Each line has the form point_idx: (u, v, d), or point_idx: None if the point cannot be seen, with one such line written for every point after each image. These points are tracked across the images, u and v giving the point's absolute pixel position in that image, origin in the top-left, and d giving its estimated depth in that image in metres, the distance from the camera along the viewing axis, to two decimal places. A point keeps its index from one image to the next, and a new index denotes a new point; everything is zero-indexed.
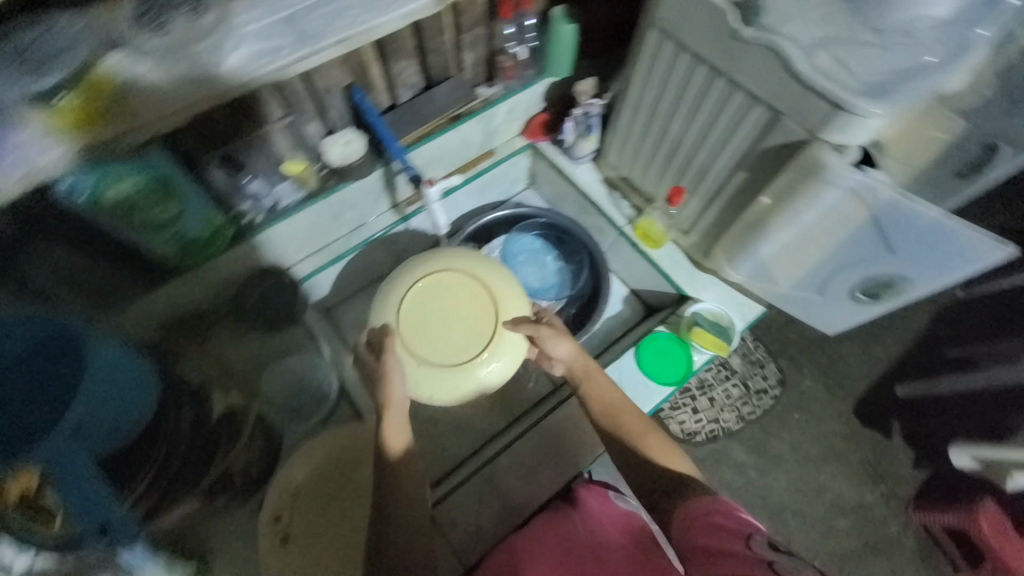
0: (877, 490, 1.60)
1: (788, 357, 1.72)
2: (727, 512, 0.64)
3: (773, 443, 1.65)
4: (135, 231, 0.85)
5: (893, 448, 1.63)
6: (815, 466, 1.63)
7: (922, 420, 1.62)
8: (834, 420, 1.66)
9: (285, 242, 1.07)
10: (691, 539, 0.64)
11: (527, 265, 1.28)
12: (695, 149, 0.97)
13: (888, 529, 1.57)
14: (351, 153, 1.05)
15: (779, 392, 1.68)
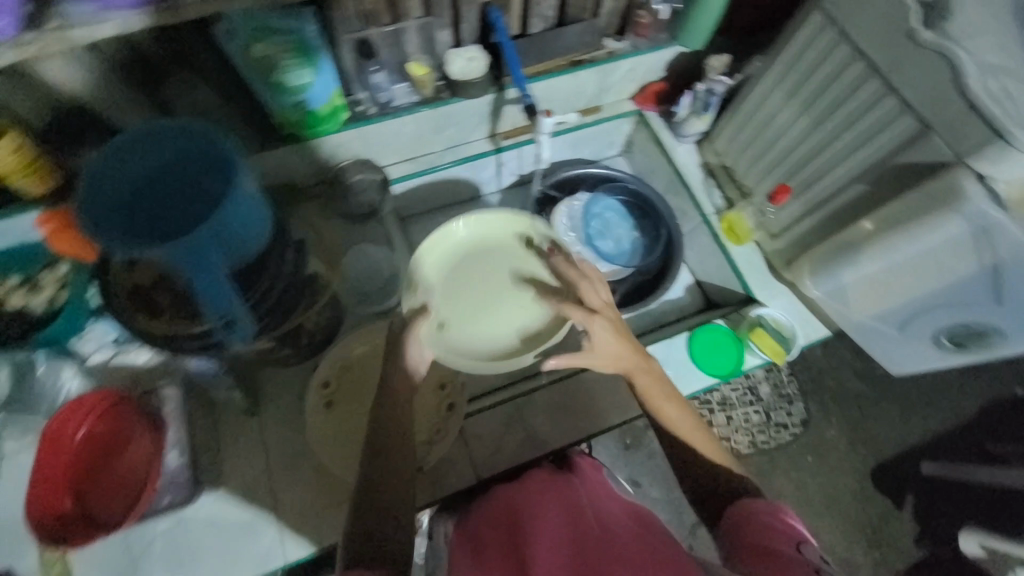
0: (870, 553, 1.56)
1: (819, 401, 1.68)
2: (778, 515, 0.65)
3: (778, 477, 1.62)
4: (268, 87, 0.89)
5: (900, 519, 1.59)
6: (814, 512, 1.59)
7: (937, 501, 1.59)
8: (847, 474, 1.63)
9: (386, 141, 1.11)
10: (737, 533, 0.66)
11: (602, 227, 1.24)
12: (818, 150, 0.94)
13: None
14: (471, 71, 1.05)
15: (798, 431, 1.65)
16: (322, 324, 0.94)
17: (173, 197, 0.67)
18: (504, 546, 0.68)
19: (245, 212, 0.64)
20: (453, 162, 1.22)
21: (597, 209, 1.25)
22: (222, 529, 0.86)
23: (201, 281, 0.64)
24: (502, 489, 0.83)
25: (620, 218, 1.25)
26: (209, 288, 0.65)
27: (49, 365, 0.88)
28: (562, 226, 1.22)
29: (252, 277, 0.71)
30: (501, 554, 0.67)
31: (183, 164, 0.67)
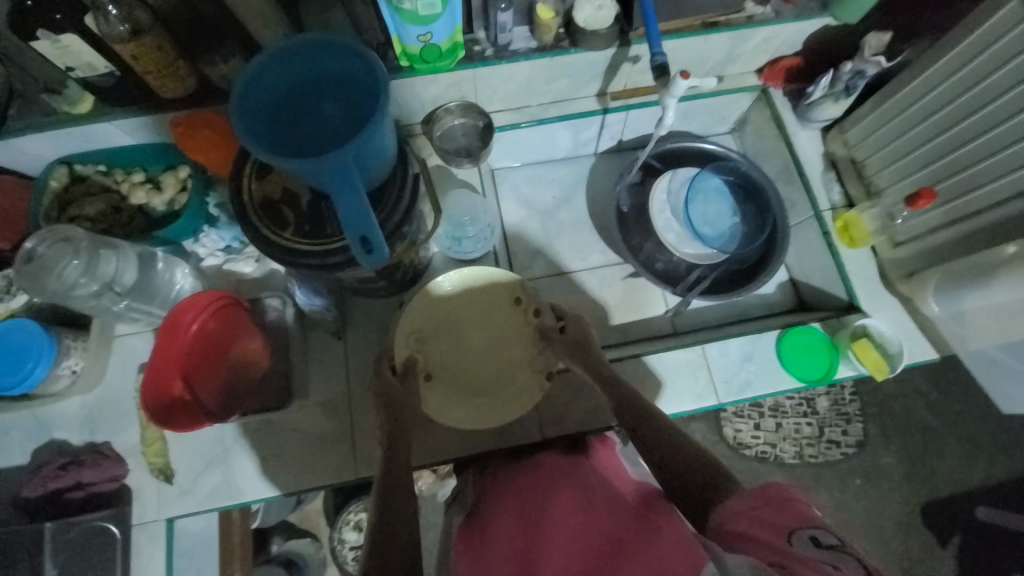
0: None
1: (880, 425, 1.59)
2: (770, 498, 0.57)
3: (822, 492, 1.56)
4: (396, 18, 0.86)
5: (942, 558, 1.53)
6: (852, 534, 1.54)
7: (983, 545, 1.53)
8: (895, 504, 1.55)
9: (494, 86, 1.08)
10: (728, 526, 0.60)
11: (702, 208, 1.17)
12: (977, 157, 0.86)
13: None
14: (599, 20, 0.99)
15: (851, 452, 1.57)
16: (418, 262, 0.96)
17: (298, 114, 0.70)
18: (507, 542, 0.67)
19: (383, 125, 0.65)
20: (557, 117, 1.17)
21: (697, 187, 1.18)
22: (299, 439, 0.92)
23: (344, 199, 0.61)
24: (513, 467, 0.83)
25: (722, 199, 1.17)
26: (350, 207, 0.62)
27: (167, 261, 0.94)
28: (659, 203, 1.17)
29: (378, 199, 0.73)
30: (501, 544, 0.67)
31: (316, 85, 0.71)
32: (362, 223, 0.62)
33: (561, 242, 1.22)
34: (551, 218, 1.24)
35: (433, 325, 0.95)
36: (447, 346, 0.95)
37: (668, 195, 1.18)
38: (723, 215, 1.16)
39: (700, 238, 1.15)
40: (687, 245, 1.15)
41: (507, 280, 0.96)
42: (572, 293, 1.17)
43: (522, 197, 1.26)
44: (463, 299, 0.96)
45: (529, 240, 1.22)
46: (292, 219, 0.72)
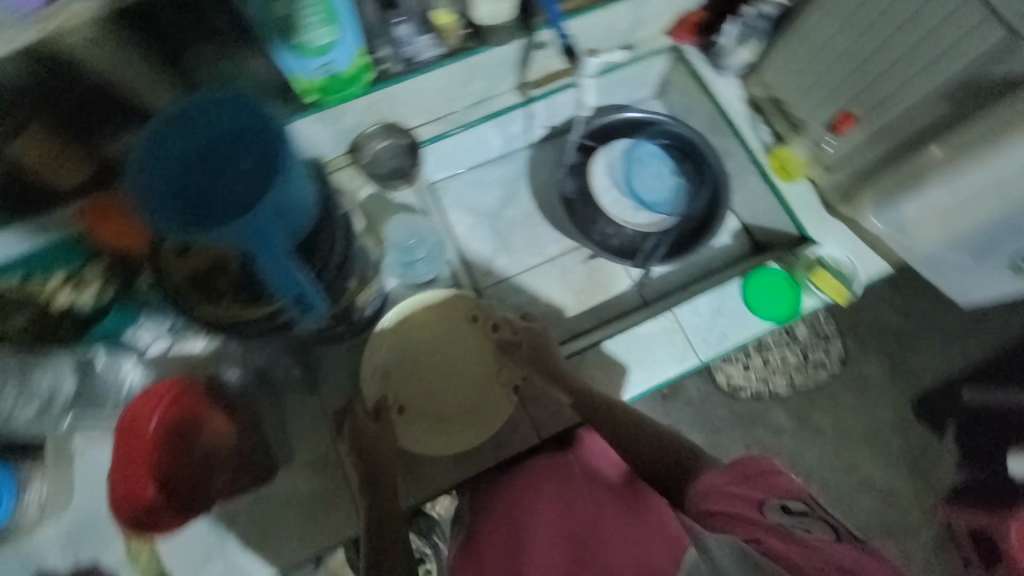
0: (910, 479, 1.59)
1: (858, 338, 1.65)
2: (742, 472, 0.64)
3: (818, 414, 1.63)
4: (290, 52, 0.83)
5: (941, 447, 1.60)
6: (854, 446, 1.62)
7: (978, 430, 1.58)
8: (887, 407, 1.62)
9: (411, 101, 1.05)
10: (706, 504, 0.65)
11: (644, 174, 1.19)
12: (883, 70, 0.87)
13: (910, 518, 1.58)
14: (500, 15, 0.96)
15: (838, 370, 1.64)
16: (375, 297, 0.93)
17: (212, 177, 0.62)
18: (501, 544, 0.72)
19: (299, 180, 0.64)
20: (482, 118, 1.15)
21: (633, 156, 1.20)
22: (300, 503, 0.90)
23: (270, 263, 0.63)
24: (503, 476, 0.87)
25: (659, 160, 1.21)
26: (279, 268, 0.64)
27: (108, 359, 0.90)
28: (603, 182, 1.19)
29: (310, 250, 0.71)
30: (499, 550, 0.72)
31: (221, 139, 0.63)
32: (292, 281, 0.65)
33: (516, 239, 1.21)
34: (501, 218, 1.23)
35: (398, 363, 0.97)
36: (414, 380, 0.97)
37: (608, 170, 1.19)
38: (665, 176, 1.20)
39: (650, 203, 1.18)
40: (640, 214, 1.17)
41: (457, 303, 1.00)
42: (538, 287, 1.18)
43: (468, 203, 1.25)
44: (418, 326, 0.98)
45: (484, 244, 1.21)
46: (224, 290, 0.70)
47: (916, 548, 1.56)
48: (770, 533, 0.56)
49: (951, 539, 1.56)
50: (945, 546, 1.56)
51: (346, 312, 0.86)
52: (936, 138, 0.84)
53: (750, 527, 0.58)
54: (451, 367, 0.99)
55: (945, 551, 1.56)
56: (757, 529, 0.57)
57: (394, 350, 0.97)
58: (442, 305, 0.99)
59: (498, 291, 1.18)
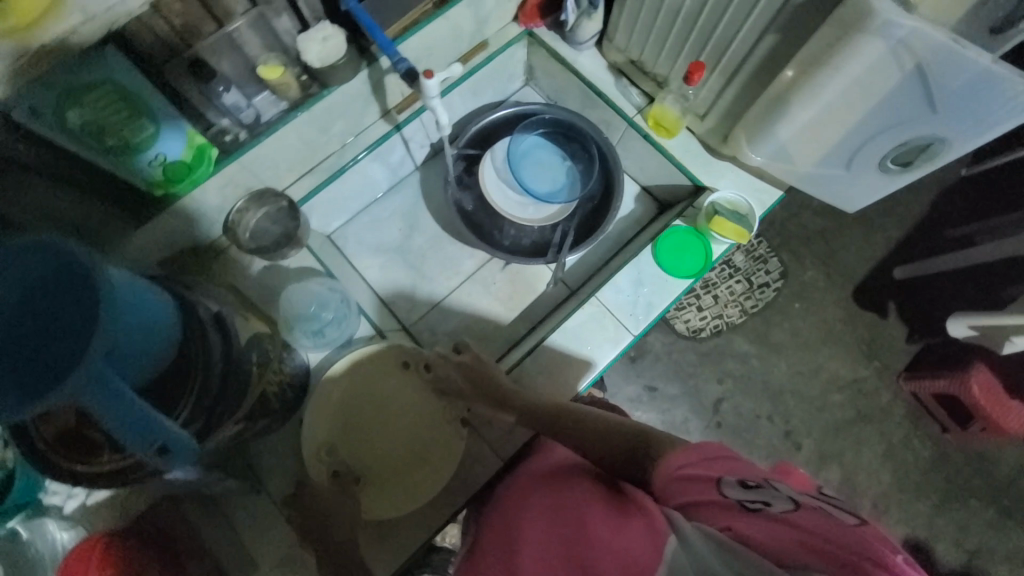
0: (871, 364, 1.69)
1: (791, 250, 1.72)
2: (699, 454, 0.61)
3: (775, 331, 1.70)
4: (110, 157, 0.76)
5: (889, 326, 1.70)
6: (815, 350, 1.69)
7: (915, 298, 1.71)
8: (833, 306, 1.71)
9: (272, 163, 0.99)
10: (669, 492, 0.61)
11: (536, 167, 1.17)
12: (717, 14, 0.86)
13: (880, 399, 1.68)
14: (330, 54, 0.91)
15: (780, 285, 1.71)
16: (290, 377, 0.87)
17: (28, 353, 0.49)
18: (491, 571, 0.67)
19: (143, 311, 0.57)
20: (356, 157, 1.11)
21: (520, 150, 1.17)
22: None
23: (125, 418, 0.53)
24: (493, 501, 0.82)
25: (546, 148, 1.19)
26: (138, 422, 0.55)
27: (30, 527, 0.82)
28: (493, 184, 1.15)
29: (184, 372, 0.65)
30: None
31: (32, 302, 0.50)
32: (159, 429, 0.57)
33: (431, 264, 1.18)
34: (409, 249, 1.20)
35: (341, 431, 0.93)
36: (362, 442, 0.94)
37: (500, 170, 1.16)
38: (556, 162, 1.18)
39: (551, 193, 1.16)
40: (544, 206, 1.15)
41: (388, 354, 0.96)
42: (468, 305, 1.16)
43: (373, 243, 1.20)
44: (354, 386, 0.94)
45: (400, 280, 1.17)
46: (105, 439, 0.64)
47: (892, 424, 1.66)
48: (738, 517, 0.52)
49: (919, 406, 1.67)
50: (918, 414, 1.67)
51: (260, 408, 0.80)
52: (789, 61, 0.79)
53: (718, 511, 0.54)
54: (397, 418, 0.95)
55: (917, 418, 1.67)
56: (725, 513, 0.53)
57: (333, 417, 0.92)
58: (374, 357, 0.96)
59: (429, 322, 1.15)
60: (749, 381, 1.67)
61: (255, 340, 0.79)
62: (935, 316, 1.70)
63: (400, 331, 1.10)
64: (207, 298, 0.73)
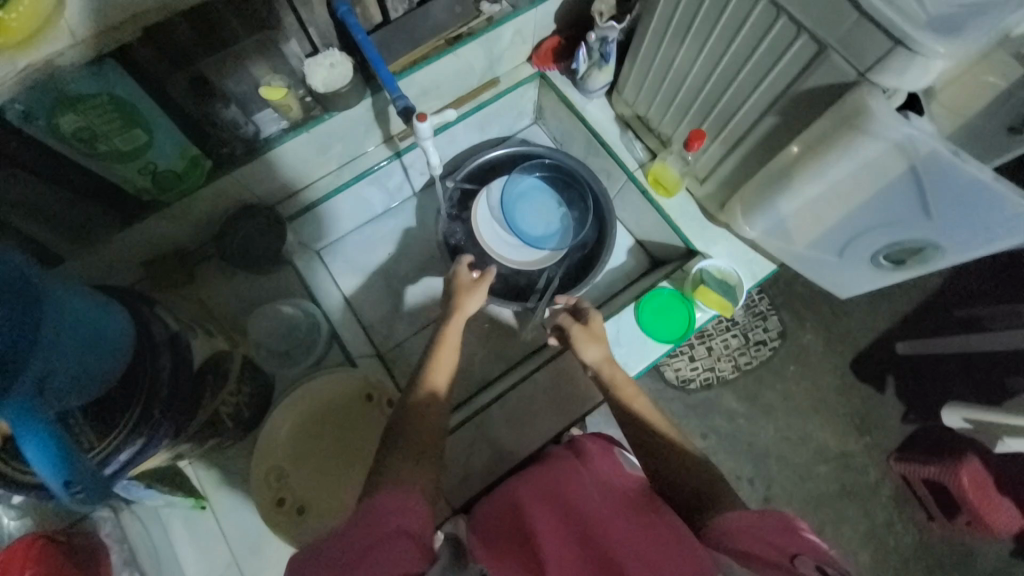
0: (861, 440, 1.63)
1: (791, 311, 1.69)
2: (770, 520, 0.59)
3: (765, 392, 1.66)
4: (101, 162, 0.78)
5: (885, 402, 1.65)
6: (804, 416, 1.65)
7: (915, 376, 1.65)
8: (829, 373, 1.66)
9: (268, 179, 1.00)
10: (729, 544, 0.59)
11: (531, 208, 1.17)
12: (720, 87, 0.85)
13: (868, 477, 1.62)
14: (336, 79, 0.93)
15: (778, 344, 1.67)
16: (246, 400, 0.86)
17: None
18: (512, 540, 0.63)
19: (87, 332, 0.58)
20: (353, 178, 1.11)
21: (517, 189, 1.17)
22: None
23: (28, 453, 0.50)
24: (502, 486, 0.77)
25: (544, 191, 1.19)
26: (40, 456, 0.50)
27: None
28: (484, 220, 1.15)
29: (128, 392, 0.64)
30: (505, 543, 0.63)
31: None
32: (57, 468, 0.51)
33: (414, 293, 1.19)
34: (393, 273, 1.20)
35: (294, 454, 0.92)
36: (313, 470, 0.92)
37: (495, 206, 1.16)
38: (552, 206, 1.18)
39: (540, 237, 1.15)
40: (529, 249, 1.15)
41: (352, 382, 0.95)
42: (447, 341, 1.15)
43: (363, 263, 1.21)
44: (310, 411, 0.93)
45: (382, 304, 1.18)
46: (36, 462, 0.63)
47: (877, 504, 1.60)
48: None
49: (907, 490, 1.61)
50: (904, 497, 1.61)
51: (210, 429, 0.79)
52: (791, 140, 0.78)
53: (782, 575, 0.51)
54: (352, 447, 0.94)
55: (905, 501, 1.60)
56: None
57: (286, 440, 0.91)
58: (336, 383, 0.94)
59: (405, 351, 1.14)
60: (733, 440, 1.63)
61: (213, 361, 0.78)
62: (935, 399, 1.63)
63: (374, 356, 1.06)
64: (170, 315, 0.73)
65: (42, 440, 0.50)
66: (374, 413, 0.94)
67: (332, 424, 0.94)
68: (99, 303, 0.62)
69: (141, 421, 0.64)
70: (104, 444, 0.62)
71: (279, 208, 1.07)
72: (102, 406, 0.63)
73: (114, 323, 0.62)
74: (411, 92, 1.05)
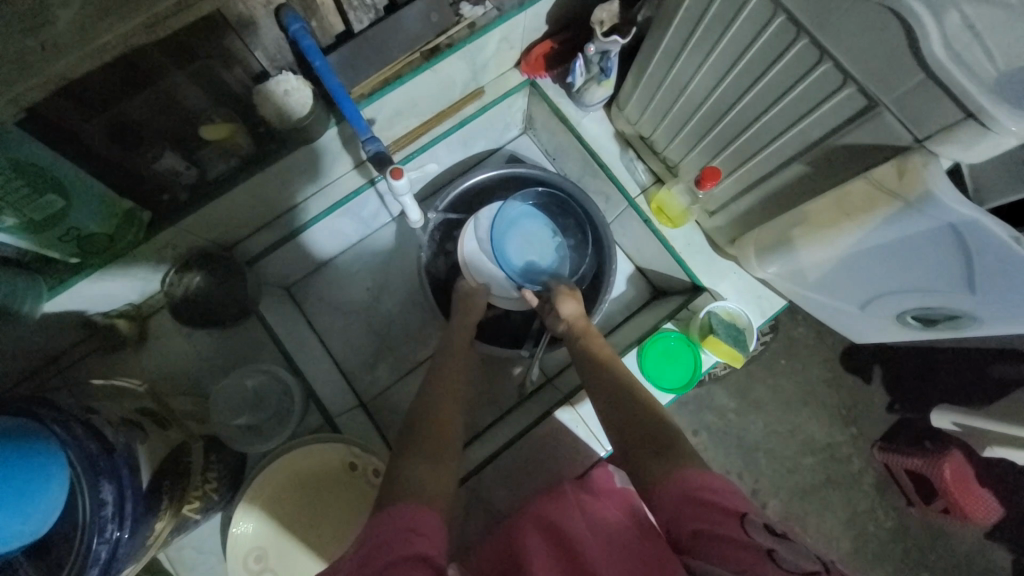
0: (847, 431, 1.59)
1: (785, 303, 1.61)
2: (717, 488, 0.59)
3: (756, 388, 1.60)
4: (11, 234, 0.64)
5: (871, 393, 1.59)
6: (793, 410, 1.59)
7: (903, 367, 1.58)
8: (819, 365, 1.60)
9: (222, 224, 0.87)
10: (675, 518, 0.59)
11: (522, 241, 1.05)
12: (742, 127, 0.74)
13: (851, 466, 1.58)
14: (292, 108, 0.78)
15: (769, 338, 1.59)
16: (214, 486, 0.79)
17: None
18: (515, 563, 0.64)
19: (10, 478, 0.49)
20: (322, 213, 0.99)
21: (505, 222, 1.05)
22: None
23: None
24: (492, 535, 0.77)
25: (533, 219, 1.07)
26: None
27: None
28: (472, 254, 1.02)
29: (69, 532, 0.55)
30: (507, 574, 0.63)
31: None
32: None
33: (398, 328, 1.12)
34: (374, 312, 1.12)
35: (273, 529, 0.85)
36: (296, 543, 0.85)
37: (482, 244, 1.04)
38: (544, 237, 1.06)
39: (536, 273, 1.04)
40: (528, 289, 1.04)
41: (332, 451, 0.87)
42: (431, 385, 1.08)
43: (336, 297, 1.11)
44: (290, 483, 0.85)
45: (364, 342, 1.10)
46: None
47: (860, 493, 1.57)
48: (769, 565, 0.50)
49: (890, 477, 1.58)
50: (886, 485, 1.58)
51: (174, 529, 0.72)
52: (822, 192, 0.70)
53: (742, 553, 0.51)
54: (338, 520, 0.87)
55: (887, 489, 1.57)
56: (750, 557, 0.51)
57: (263, 518, 0.84)
58: (317, 453, 0.86)
59: (385, 394, 1.08)
60: (721, 436, 1.57)
61: (170, 459, 0.69)
62: (929, 395, 1.55)
63: (360, 408, 0.98)
64: (111, 424, 0.62)
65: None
66: (360, 485, 0.87)
67: (315, 494, 0.87)
68: (17, 441, 0.50)
69: (85, 568, 0.55)
70: None
71: (238, 250, 0.94)
72: (46, 542, 0.55)
73: (51, 463, 0.51)
74: (383, 115, 0.90)
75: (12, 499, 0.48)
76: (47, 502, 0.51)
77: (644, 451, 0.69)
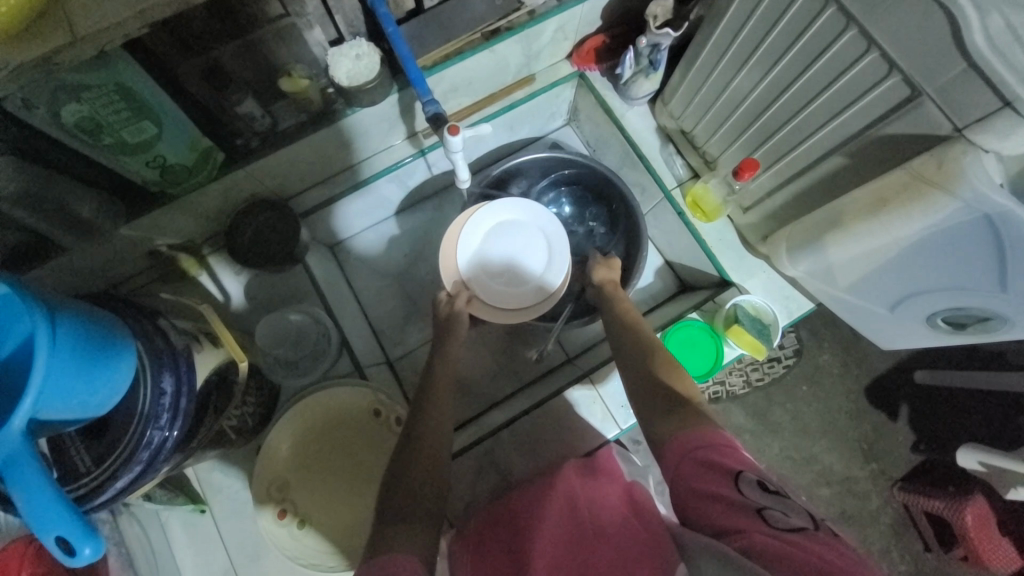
0: (867, 466, 1.54)
1: (811, 329, 1.57)
2: (718, 445, 0.58)
3: (775, 411, 1.55)
4: (108, 153, 0.71)
5: (895, 430, 1.54)
6: (812, 437, 1.55)
7: (931, 408, 1.53)
8: (842, 397, 1.55)
9: (285, 173, 0.94)
10: (681, 481, 0.58)
11: (519, 244, 0.98)
12: (784, 119, 0.78)
13: (869, 503, 1.53)
14: (362, 71, 0.83)
15: (793, 363, 1.56)
16: (248, 411, 0.84)
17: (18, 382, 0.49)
18: (506, 551, 0.68)
19: (88, 365, 0.53)
20: (373, 176, 1.05)
21: (500, 224, 0.98)
22: None
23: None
24: (510, 500, 0.81)
25: (533, 219, 0.99)
26: (35, 510, 0.47)
27: None
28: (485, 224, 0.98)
29: (128, 416, 0.60)
30: (508, 556, 0.67)
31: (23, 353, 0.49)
32: (56, 522, 0.48)
33: (428, 298, 1.17)
34: (407, 282, 1.17)
35: (295, 467, 0.90)
36: (314, 481, 0.91)
37: (478, 248, 0.97)
38: (544, 236, 0.99)
39: (541, 274, 0.98)
40: (535, 291, 0.97)
41: (360, 397, 0.92)
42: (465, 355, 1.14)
43: (374, 262, 1.18)
44: (317, 423, 0.92)
45: (395, 308, 1.16)
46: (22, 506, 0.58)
47: (876, 532, 1.52)
48: (753, 522, 0.49)
49: (908, 518, 1.52)
50: (903, 526, 1.52)
51: (214, 439, 0.78)
52: (859, 184, 0.72)
53: (729, 513, 0.51)
54: (358, 465, 0.93)
55: (904, 530, 1.52)
56: (736, 514, 0.51)
57: (290, 453, 0.90)
58: (349, 397, 0.92)
59: (410, 359, 1.12)
60: None
61: (220, 377, 0.73)
62: (956, 438, 1.50)
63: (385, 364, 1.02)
64: (176, 329, 0.68)
65: (38, 487, 0.47)
66: (384, 433, 0.93)
67: (337, 438, 0.93)
68: (101, 319, 0.57)
69: (137, 451, 0.60)
70: (100, 470, 0.59)
71: (293, 203, 1.02)
72: (104, 424, 0.60)
73: (121, 347, 0.57)
74: (440, 88, 0.97)
75: (86, 386, 0.53)
76: (107, 390, 0.56)
77: (657, 408, 0.69)
